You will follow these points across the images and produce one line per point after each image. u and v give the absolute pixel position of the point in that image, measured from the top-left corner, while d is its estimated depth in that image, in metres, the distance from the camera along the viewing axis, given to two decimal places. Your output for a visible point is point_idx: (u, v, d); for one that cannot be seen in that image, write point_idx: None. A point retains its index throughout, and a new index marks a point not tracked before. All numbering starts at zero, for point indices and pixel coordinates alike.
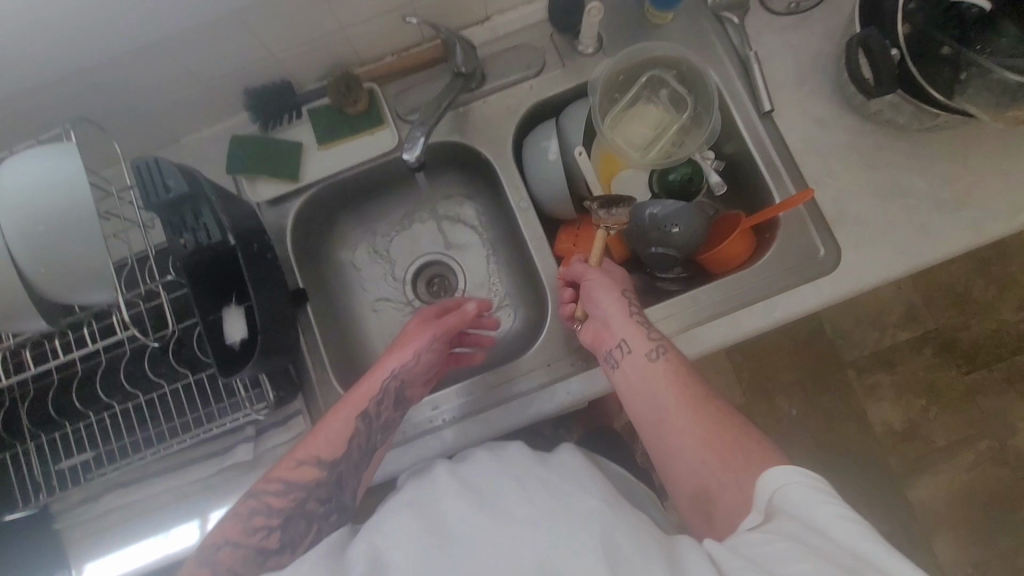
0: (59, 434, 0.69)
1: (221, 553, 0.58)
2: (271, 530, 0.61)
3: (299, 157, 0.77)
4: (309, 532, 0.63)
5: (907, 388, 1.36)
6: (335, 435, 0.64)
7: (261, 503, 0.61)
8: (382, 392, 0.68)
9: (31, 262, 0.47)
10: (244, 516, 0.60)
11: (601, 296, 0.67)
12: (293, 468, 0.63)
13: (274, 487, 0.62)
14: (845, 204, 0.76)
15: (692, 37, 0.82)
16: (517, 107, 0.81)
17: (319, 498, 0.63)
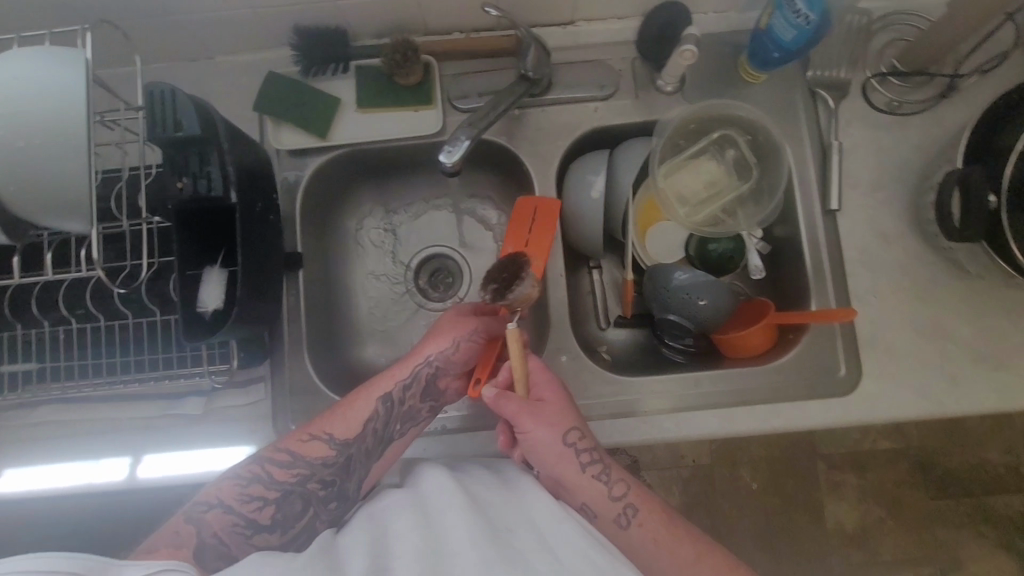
0: (9, 335, 0.65)
1: (211, 513, 0.57)
2: (266, 503, 0.59)
3: (334, 114, 0.72)
4: (305, 515, 0.60)
5: (870, 496, 1.34)
6: (356, 415, 0.62)
7: (264, 471, 0.59)
8: (411, 377, 0.65)
9: (10, 178, 0.43)
10: (244, 479, 0.59)
11: (548, 450, 0.58)
12: (305, 442, 0.61)
13: (282, 458, 0.61)
14: (881, 329, 0.71)
15: (780, 106, 0.75)
16: (574, 127, 0.75)
17: (322, 481, 0.61)
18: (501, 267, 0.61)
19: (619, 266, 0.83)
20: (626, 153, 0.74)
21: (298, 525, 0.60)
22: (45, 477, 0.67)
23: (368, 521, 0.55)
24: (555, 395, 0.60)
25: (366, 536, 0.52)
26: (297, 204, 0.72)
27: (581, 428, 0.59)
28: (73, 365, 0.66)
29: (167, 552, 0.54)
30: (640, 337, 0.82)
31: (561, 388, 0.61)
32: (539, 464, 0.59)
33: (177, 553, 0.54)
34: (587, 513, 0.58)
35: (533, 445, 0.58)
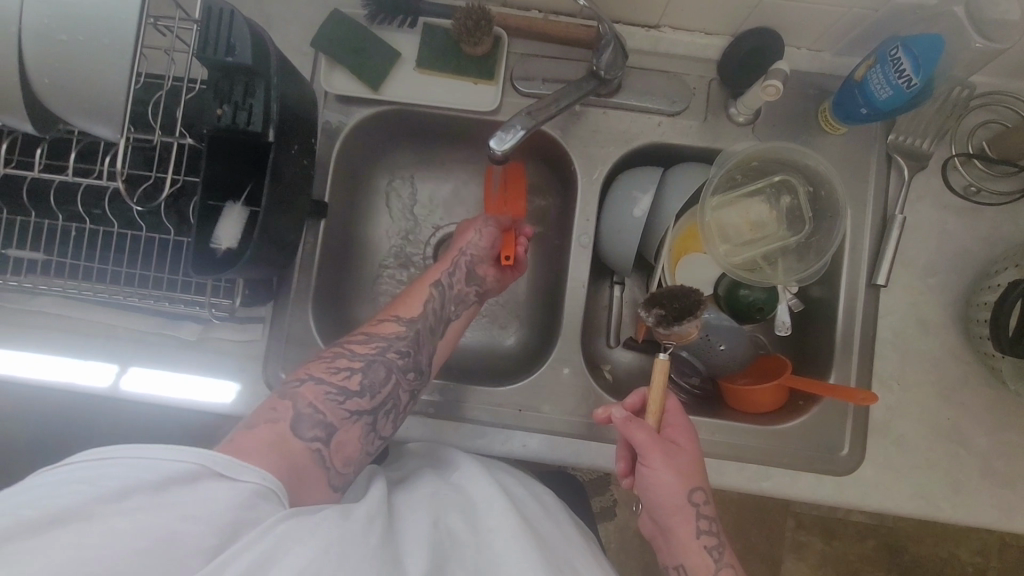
0: (20, 220, 0.64)
1: (303, 389, 0.55)
2: (353, 371, 0.58)
3: (389, 68, 0.69)
4: (389, 382, 0.60)
5: (831, 563, 1.32)
6: (414, 297, 0.67)
7: (347, 346, 0.60)
8: (453, 265, 0.70)
9: (45, 69, 0.41)
10: (329, 357, 0.59)
11: (669, 497, 0.57)
12: (378, 323, 0.64)
13: (360, 338, 0.62)
14: (894, 417, 0.68)
15: (849, 163, 0.71)
16: (633, 137, 0.71)
17: (402, 355, 0.62)
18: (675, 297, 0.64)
19: (642, 288, 0.81)
20: (679, 176, 0.71)
21: (384, 397, 0.59)
22: (30, 368, 0.67)
23: (415, 493, 0.55)
24: (691, 445, 0.59)
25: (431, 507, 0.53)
26: (333, 152, 0.70)
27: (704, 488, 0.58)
28: (78, 265, 0.65)
29: (267, 429, 0.51)
30: (646, 364, 0.79)
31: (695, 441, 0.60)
32: (650, 503, 0.59)
33: (276, 427, 0.51)
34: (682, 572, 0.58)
35: (652, 483, 0.57)
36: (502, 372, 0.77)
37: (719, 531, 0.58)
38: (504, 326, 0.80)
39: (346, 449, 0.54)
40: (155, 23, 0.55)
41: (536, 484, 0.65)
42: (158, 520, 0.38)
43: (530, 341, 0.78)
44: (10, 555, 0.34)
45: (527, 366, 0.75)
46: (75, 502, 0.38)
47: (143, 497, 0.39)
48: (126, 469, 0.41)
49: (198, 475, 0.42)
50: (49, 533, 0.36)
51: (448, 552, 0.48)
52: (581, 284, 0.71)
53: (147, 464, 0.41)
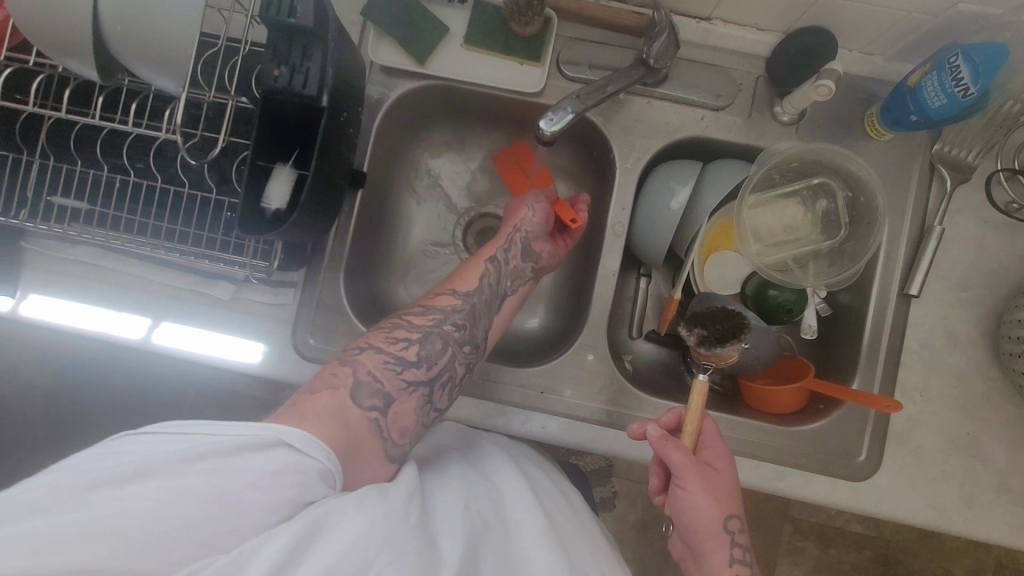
0: (67, 168, 0.65)
1: (364, 356, 0.56)
2: (411, 342, 0.59)
3: (437, 43, 0.69)
4: (445, 354, 0.60)
5: (824, 571, 1.33)
6: (470, 271, 0.67)
7: (404, 318, 0.60)
8: (508, 242, 0.70)
9: (118, 19, 0.42)
10: (387, 327, 0.60)
11: (703, 521, 0.57)
12: (435, 297, 0.64)
13: (418, 310, 0.62)
14: (915, 428, 0.68)
15: (890, 170, 0.70)
16: (675, 129, 0.71)
17: (456, 326, 0.62)
18: (712, 317, 0.70)
19: (669, 282, 0.81)
20: (718, 171, 0.71)
21: (439, 370, 0.59)
22: (67, 315, 0.68)
23: (446, 477, 0.56)
24: (729, 471, 0.60)
25: (464, 489, 0.55)
26: (375, 123, 0.70)
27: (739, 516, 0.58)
28: (120, 216, 0.66)
29: (327, 396, 0.52)
30: (667, 358, 0.80)
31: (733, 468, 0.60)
32: (683, 526, 0.59)
33: (337, 395, 0.52)
34: None
35: (687, 506, 0.58)
36: (524, 355, 0.77)
37: (751, 561, 0.58)
38: (529, 309, 0.80)
39: (402, 419, 0.55)
40: None
41: (569, 486, 0.66)
42: (226, 485, 0.41)
43: (554, 326, 0.78)
44: (102, 502, 0.38)
45: (551, 351, 0.76)
46: (153, 458, 0.41)
47: (216, 462, 0.42)
48: (205, 432, 0.44)
49: (269, 445, 0.44)
50: (136, 484, 0.40)
51: (478, 537, 0.50)
52: (612, 273, 0.71)
53: (222, 429, 0.44)
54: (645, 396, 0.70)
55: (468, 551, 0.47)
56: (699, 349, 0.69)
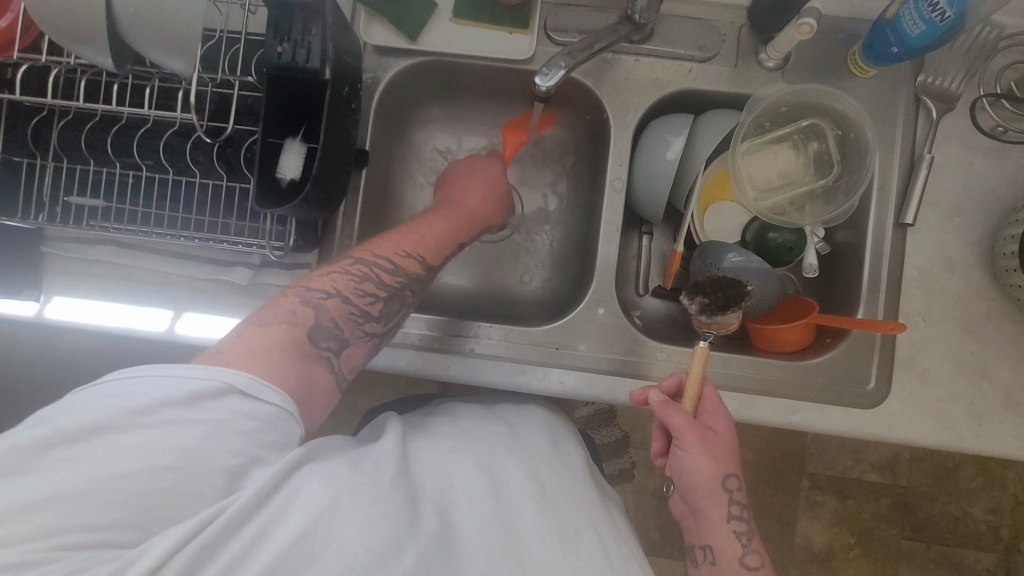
0: (81, 169, 0.67)
1: (329, 302, 0.56)
2: (377, 298, 0.60)
3: (427, 19, 0.71)
4: (398, 313, 0.62)
5: (845, 521, 1.35)
6: (438, 239, 0.67)
7: (373, 271, 0.60)
8: (474, 224, 0.72)
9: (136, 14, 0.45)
10: (354, 275, 0.59)
11: (702, 482, 0.60)
12: (402, 257, 0.63)
13: (386, 266, 0.61)
14: (920, 353, 0.70)
15: (877, 106, 0.72)
16: (665, 84, 0.73)
17: (414, 291, 0.64)
18: (714, 286, 0.71)
19: (670, 238, 0.83)
20: (711, 121, 0.72)
21: (392, 326, 0.62)
22: (91, 312, 0.70)
23: (428, 437, 0.57)
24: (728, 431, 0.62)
25: (445, 447, 0.55)
26: (373, 102, 0.72)
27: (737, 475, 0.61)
28: (136, 210, 0.68)
29: (283, 329, 0.52)
30: (675, 311, 0.82)
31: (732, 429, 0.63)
32: (682, 485, 0.61)
33: (293, 330, 0.52)
34: (708, 556, 0.60)
35: (686, 467, 0.60)
36: (535, 318, 0.79)
37: (748, 518, 0.61)
38: (536, 274, 0.82)
39: (351, 360, 0.58)
40: None
41: (568, 435, 0.65)
42: (186, 435, 0.42)
43: (562, 289, 0.80)
44: (59, 462, 0.38)
45: (561, 311, 0.78)
46: (106, 415, 0.40)
47: (170, 415, 0.42)
48: (152, 386, 0.42)
49: (221, 393, 0.44)
50: (94, 441, 0.39)
51: (456, 504, 0.50)
52: (616, 228, 0.73)
53: (171, 381, 0.43)
54: (658, 343, 0.71)
55: (443, 519, 0.48)
56: (701, 317, 0.72)
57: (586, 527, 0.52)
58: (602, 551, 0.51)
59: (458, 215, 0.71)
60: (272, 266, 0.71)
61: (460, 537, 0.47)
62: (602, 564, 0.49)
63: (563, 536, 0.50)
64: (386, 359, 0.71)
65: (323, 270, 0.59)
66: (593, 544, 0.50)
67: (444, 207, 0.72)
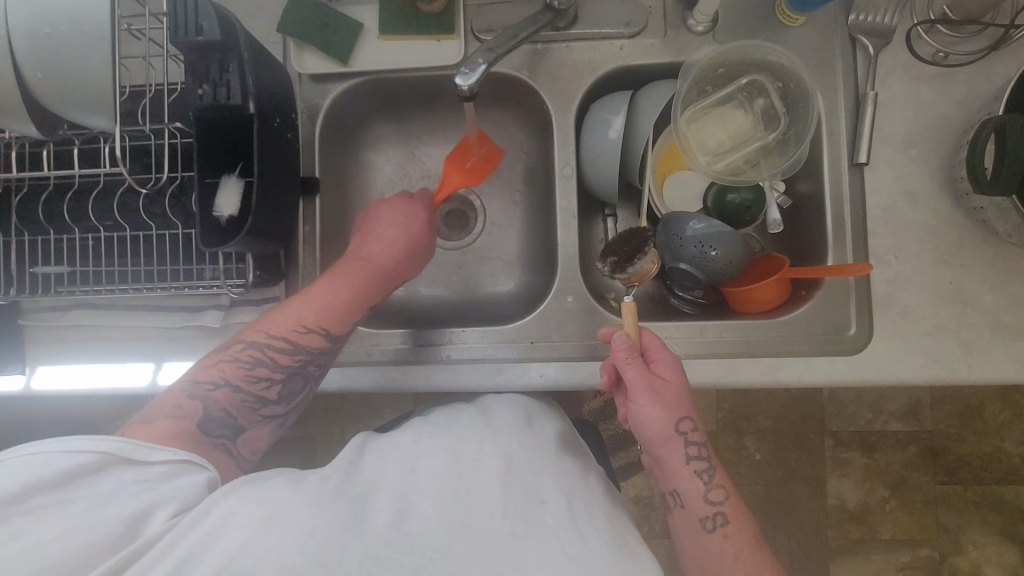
0: (42, 239, 0.68)
1: (217, 393, 0.60)
2: (273, 382, 0.63)
3: (356, 40, 0.72)
4: (305, 389, 0.66)
5: (875, 474, 1.32)
6: (348, 311, 0.66)
7: (265, 356, 0.62)
8: (388, 280, 0.70)
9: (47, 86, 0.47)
10: (246, 360, 0.62)
11: (657, 431, 0.60)
12: (301, 333, 0.63)
13: (282, 347, 0.63)
14: (897, 291, 0.69)
15: (815, 53, 0.72)
16: (599, 65, 0.73)
17: (320, 364, 0.66)
18: (624, 243, 0.75)
19: (634, 217, 0.82)
20: (649, 94, 0.72)
21: (297, 401, 0.66)
22: (76, 377, 0.71)
23: (390, 439, 0.57)
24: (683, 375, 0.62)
25: (408, 439, 0.55)
26: (316, 130, 0.72)
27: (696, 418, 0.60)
28: (100, 271, 0.69)
29: (169, 424, 0.56)
30: (649, 289, 0.81)
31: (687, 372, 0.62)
32: (641, 438, 0.62)
33: (180, 425, 0.57)
34: (676, 500, 0.60)
35: (642, 419, 0.60)
36: (511, 317, 0.79)
37: (711, 458, 0.61)
38: (507, 273, 0.82)
39: (252, 443, 0.63)
40: (131, 27, 0.58)
41: (543, 413, 0.65)
42: (65, 511, 0.45)
43: (532, 284, 0.80)
44: None
45: (535, 306, 0.77)
46: None
47: (51, 494, 0.46)
48: (27, 466, 0.46)
49: (105, 464, 0.49)
50: None
51: (414, 490, 0.50)
52: (572, 215, 0.73)
53: (45, 458, 0.46)
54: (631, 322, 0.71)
55: (399, 508, 0.48)
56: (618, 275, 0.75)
57: (552, 497, 0.51)
58: (569, 516, 0.49)
59: (371, 273, 0.68)
60: (241, 304, 0.71)
61: (416, 519, 0.47)
62: (568, 527, 0.48)
63: (524, 505, 0.49)
64: (365, 379, 0.71)
65: (212, 357, 0.63)
66: (560, 512, 0.49)
67: (355, 263, 0.68)
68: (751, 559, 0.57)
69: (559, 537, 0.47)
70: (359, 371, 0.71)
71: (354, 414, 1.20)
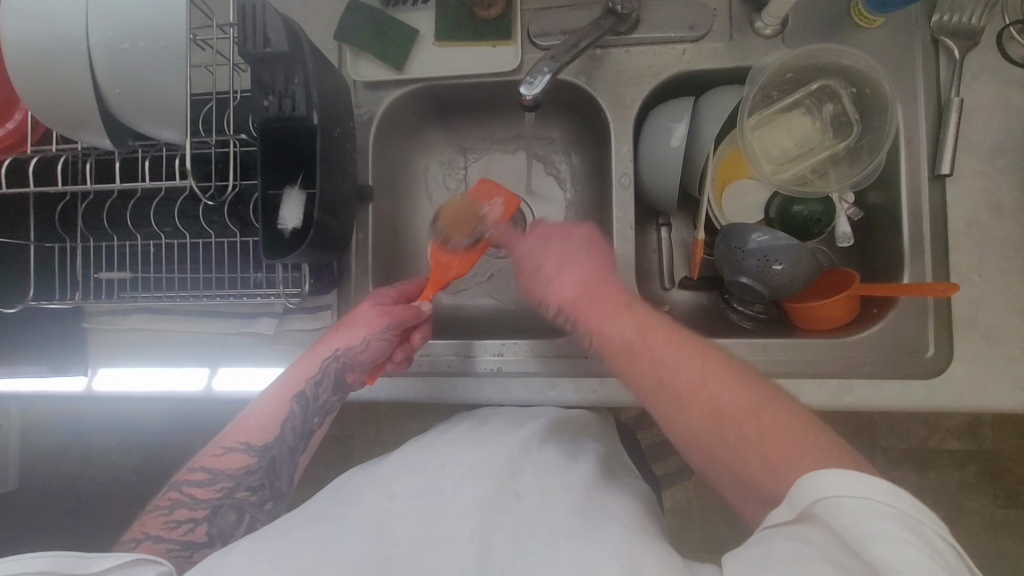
0: (107, 245, 0.70)
1: (139, 548, 0.55)
2: (197, 523, 0.56)
3: (411, 46, 0.71)
4: (242, 523, 0.58)
5: (930, 495, 1.23)
6: (269, 416, 0.61)
7: (182, 494, 0.57)
8: (322, 373, 0.63)
9: (124, 101, 0.47)
10: (167, 507, 0.57)
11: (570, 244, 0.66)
12: (220, 456, 0.59)
13: (200, 478, 0.58)
14: (981, 311, 0.64)
15: (894, 56, 0.67)
16: (660, 69, 0.70)
17: (250, 487, 0.59)
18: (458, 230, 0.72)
19: (690, 226, 0.79)
20: (712, 100, 0.69)
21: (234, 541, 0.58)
22: (135, 381, 0.72)
23: (417, 451, 0.56)
24: (529, 258, 0.65)
25: (443, 451, 0.55)
26: (370, 137, 0.72)
27: (546, 295, 0.63)
28: (160, 277, 0.70)
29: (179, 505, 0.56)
30: (704, 301, 0.78)
31: (543, 253, 0.64)
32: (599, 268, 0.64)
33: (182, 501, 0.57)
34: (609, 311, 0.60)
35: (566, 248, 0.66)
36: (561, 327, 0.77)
37: (575, 314, 0.60)
38: None
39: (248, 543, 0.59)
40: (197, 37, 0.59)
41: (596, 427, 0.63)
42: None
43: None
44: None
45: None
46: None
47: None
48: None
49: None
50: None
51: (390, 516, 0.47)
52: (629, 226, 0.70)
53: None
54: None
55: (371, 534, 0.45)
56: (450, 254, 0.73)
57: (531, 494, 0.49)
58: (586, 521, 0.46)
59: (299, 372, 0.63)
60: (295, 311, 0.71)
61: (392, 541, 0.45)
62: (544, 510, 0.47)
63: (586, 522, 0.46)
64: (414, 390, 0.71)
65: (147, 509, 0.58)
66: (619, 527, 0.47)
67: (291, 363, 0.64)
68: (643, 367, 0.52)
69: (534, 526, 0.46)
70: (409, 383, 0.71)
71: (389, 416, 1.20)
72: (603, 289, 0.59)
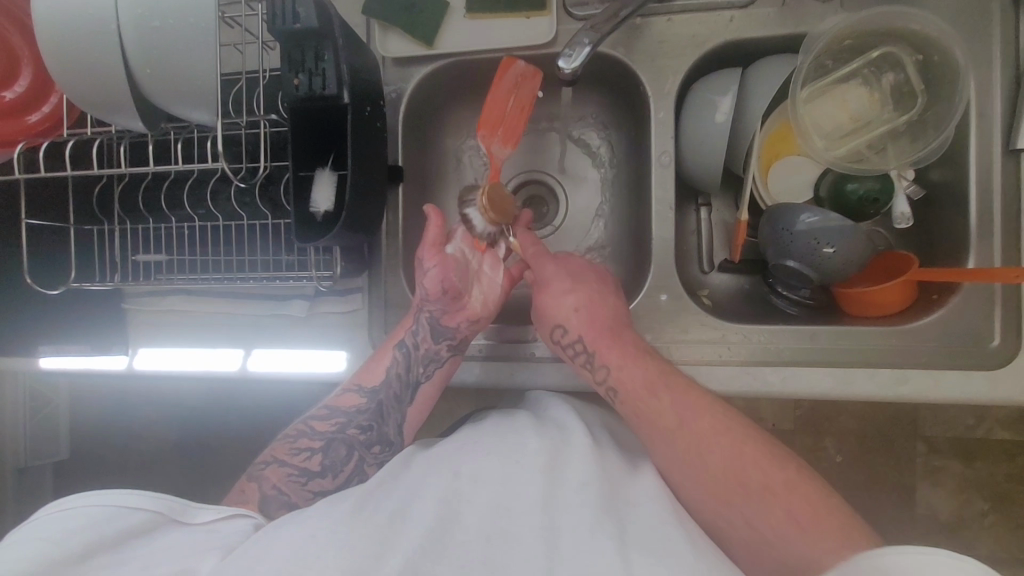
0: (143, 229, 0.71)
1: (269, 471, 0.61)
2: (313, 453, 0.61)
3: (440, 19, 0.68)
4: (350, 461, 0.62)
5: (974, 486, 1.15)
6: (377, 361, 0.65)
7: (306, 425, 0.63)
8: (417, 322, 0.65)
9: (159, 93, 0.48)
10: (293, 436, 0.63)
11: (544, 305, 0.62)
12: (339, 395, 0.64)
13: (322, 413, 0.64)
14: None
15: (967, 17, 0.61)
16: (704, 39, 0.66)
17: (361, 427, 0.63)
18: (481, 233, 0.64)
19: (732, 207, 0.75)
20: (761, 72, 0.65)
21: (345, 480, 0.62)
22: (174, 361, 0.74)
23: (479, 430, 0.55)
24: (552, 285, 0.62)
25: (498, 432, 0.54)
26: (400, 115, 0.70)
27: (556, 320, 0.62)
28: (195, 259, 0.71)
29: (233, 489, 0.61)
30: (746, 285, 0.74)
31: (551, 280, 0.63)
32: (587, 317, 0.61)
33: (308, 430, 0.63)
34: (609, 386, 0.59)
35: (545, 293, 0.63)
36: None
37: (592, 344, 0.60)
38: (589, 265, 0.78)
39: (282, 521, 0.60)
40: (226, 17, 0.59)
41: None
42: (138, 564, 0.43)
43: (620, 279, 0.76)
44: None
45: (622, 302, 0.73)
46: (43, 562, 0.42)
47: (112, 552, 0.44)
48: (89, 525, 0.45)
49: (154, 524, 0.47)
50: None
51: (460, 495, 0.47)
52: (668, 207, 0.67)
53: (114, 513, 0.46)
54: (731, 325, 0.66)
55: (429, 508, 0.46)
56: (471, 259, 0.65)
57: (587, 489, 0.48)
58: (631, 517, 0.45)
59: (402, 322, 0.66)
60: (328, 294, 0.71)
61: (454, 529, 0.45)
62: (601, 512, 0.45)
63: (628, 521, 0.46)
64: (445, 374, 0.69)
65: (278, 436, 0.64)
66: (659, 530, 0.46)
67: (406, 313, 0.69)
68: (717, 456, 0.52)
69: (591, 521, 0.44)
70: None
71: None
72: (610, 326, 0.60)
